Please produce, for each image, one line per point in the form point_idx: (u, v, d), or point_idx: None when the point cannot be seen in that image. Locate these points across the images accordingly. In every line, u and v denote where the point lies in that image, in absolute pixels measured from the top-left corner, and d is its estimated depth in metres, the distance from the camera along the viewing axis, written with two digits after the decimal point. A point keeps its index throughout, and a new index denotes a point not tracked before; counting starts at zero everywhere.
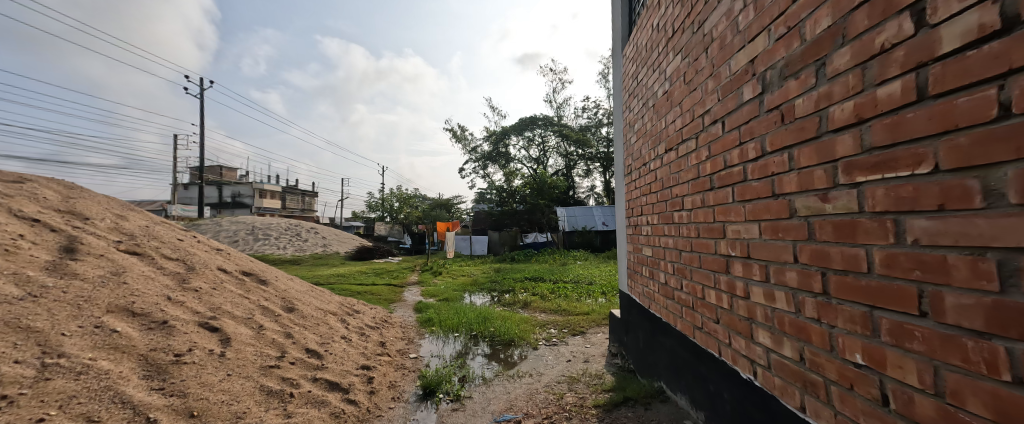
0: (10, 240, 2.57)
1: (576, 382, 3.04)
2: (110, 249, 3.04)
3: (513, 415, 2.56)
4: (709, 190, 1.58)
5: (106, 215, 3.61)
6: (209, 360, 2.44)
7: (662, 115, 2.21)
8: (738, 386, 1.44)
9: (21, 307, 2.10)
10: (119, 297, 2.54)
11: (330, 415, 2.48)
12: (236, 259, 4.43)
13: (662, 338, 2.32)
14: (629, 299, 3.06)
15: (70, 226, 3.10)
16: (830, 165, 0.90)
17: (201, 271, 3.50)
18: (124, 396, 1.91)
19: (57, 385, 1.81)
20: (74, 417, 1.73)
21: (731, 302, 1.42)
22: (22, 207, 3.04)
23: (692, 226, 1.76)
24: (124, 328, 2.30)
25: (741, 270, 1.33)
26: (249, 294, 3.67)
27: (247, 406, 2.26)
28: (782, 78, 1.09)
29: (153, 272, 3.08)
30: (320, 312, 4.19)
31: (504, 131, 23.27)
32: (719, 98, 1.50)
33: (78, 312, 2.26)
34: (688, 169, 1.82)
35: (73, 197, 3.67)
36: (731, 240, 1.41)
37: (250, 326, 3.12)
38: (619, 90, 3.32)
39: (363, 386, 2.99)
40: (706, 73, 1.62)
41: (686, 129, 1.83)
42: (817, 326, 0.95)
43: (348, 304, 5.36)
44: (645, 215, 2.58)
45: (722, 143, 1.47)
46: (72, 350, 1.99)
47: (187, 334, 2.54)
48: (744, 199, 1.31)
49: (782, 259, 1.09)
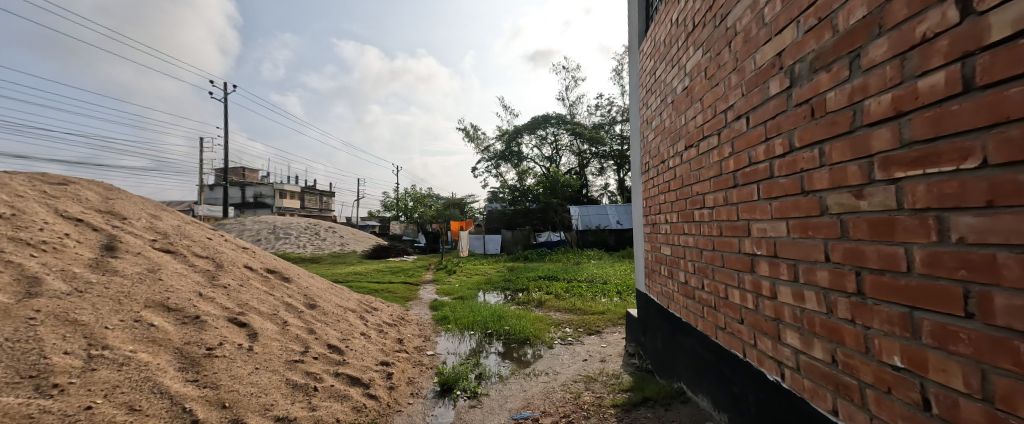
0: (57, 238, 2.72)
1: (593, 381, 3.02)
2: (147, 248, 3.20)
3: (530, 413, 2.57)
4: (732, 187, 1.55)
5: (141, 215, 3.79)
6: (238, 353, 2.54)
7: (682, 111, 2.16)
8: (763, 387, 1.41)
9: (69, 301, 2.23)
10: (155, 293, 2.67)
11: (352, 409, 2.55)
12: (261, 257, 4.60)
13: (682, 339, 2.29)
14: (647, 299, 3.03)
15: (110, 226, 3.28)
16: (864, 161, 0.86)
17: (228, 269, 3.64)
18: (162, 386, 2.02)
19: (102, 375, 1.92)
20: (118, 406, 1.83)
21: (756, 302, 1.38)
22: (67, 207, 3.23)
23: (714, 225, 1.72)
24: (160, 323, 2.42)
25: (768, 269, 1.30)
26: (274, 291, 3.80)
27: (274, 398, 2.35)
28: (812, 71, 1.06)
29: (185, 269, 3.23)
30: (339, 309, 4.29)
31: (517, 130, 23.26)
32: (743, 93, 1.46)
33: (118, 306, 2.39)
34: (710, 166, 1.77)
35: (111, 197, 3.88)
36: (756, 239, 1.37)
37: (275, 321, 3.23)
38: (635, 86, 3.29)
39: (383, 382, 3.06)
40: (729, 67, 1.58)
41: (707, 125, 1.80)
42: (850, 327, 0.92)
43: (366, 301, 5.48)
44: (663, 213, 2.54)
45: (747, 139, 1.43)
46: (115, 342, 2.11)
47: (218, 329, 2.65)
48: (770, 196, 1.27)
49: (812, 258, 1.06)
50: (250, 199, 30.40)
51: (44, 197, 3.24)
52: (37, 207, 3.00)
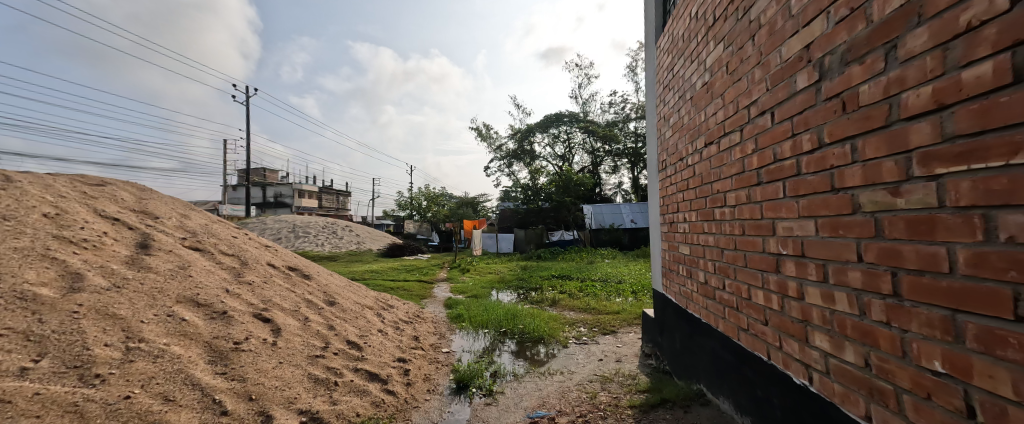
0: (97, 237, 2.88)
1: (609, 381, 3.00)
2: (177, 245, 3.35)
3: (546, 412, 2.57)
4: (756, 184, 1.50)
5: (172, 214, 3.97)
6: (263, 348, 2.63)
7: (702, 108, 2.11)
8: (789, 391, 1.37)
9: (108, 296, 2.35)
10: (186, 289, 2.79)
11: (371, 404, 2.61)
12: (282, 255, 4.74)
13: (702, 341, 2.24)
14: (664, 299, 2.98)
15: (144, 224, 3.45)
16: (901, 156, 0.82)
17: (253, 266, 3.77)
18: (193, 378, 2.11)
19: (139, 366, 2.02)
20: (154, 396, 1.93)
21: (782, 303, 1.34)
22: (105, 207, 3.40)
23: (736, 224, 1.68)
24: (191, 317, 2.53)
25: (795, 269, 1.26)
26: (295, 288, 3.91)
27: (297, 392, 2.42)
28: (843, 64, 1.02)
29: (213, 267, 3.36)
30: (357, 306, 4.39)
31: (530, 128, 23.22)
32: (767, 88, 1.42)
33: (153, 301, 2.51)
34: (731, 163, 1.73)
35: (145, 197, 4.07)
36: (781, 238, 1.33)
37: (296, 317, 3.33)
38: (652, 82, 3.23)
39: (400, 378, 3.11)
40: (753, 61, 1.53)
41: (729, 121, 1.75)
42: (885, 330, 0.88)
43: (383, 299, 5.58)
44: (681, 212, 2.50)
45: (772, 135, 1.38)
46: (150, 335, 2.22)
47: (244, 324, 2.75)
48: (797, 194, 1.23)
49: (844, 258, 1.02)
50: (271, 198, 31.36)
51: (84, 197, 3.42)
52: (78, 207, 3.17)
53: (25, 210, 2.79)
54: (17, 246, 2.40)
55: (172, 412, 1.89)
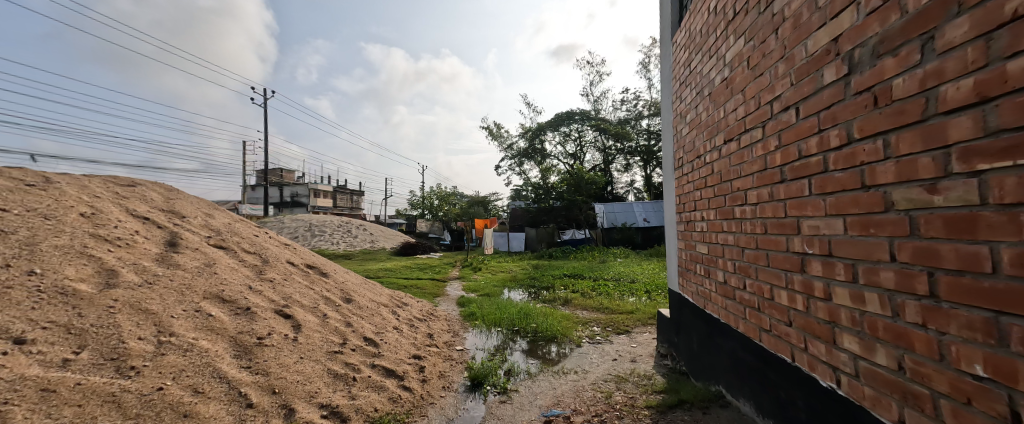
0: (129, 235, 3.01)
1: (624, 381, 2.97)
2: (203, 243, 3.47)
3: (560, 410, 2.57)
4: (779, 182, 1.47)
5: (197, 214, 4.12)
6: (284, 343, 2.71)
7: (721, 104, 2.07)
8: (815, 394, 1.33)
9: (141, 292, 2.46)
10: (212, 286, 2.90)
11: (389, 399, 2.66)
12: (301, 253, 4.86)
13: (721, 341, 2.19)
14: (680, 299, 2.94)
15: (172, 223, 3.59)
16: (939, 152, 0.79)
17: (274, 264, 3.89)
18: (220, 372, 2.19)
19: (170, 359, 2.11)
20: (185, 387, 2.01)
21: (807, 303, 1.31)
22: (136, 207, 3.55)
23: (758, 223, 1.65)
24: (217, 313, 2.63)
25: (821, 269, 1.22)
26: (313, 285, 4.00)
27: (317, 387, 2.48)
28: (875, 57, 0.98)
29: (236, 264, 3.48)
30: (373, 303, 4.48)
31: (541, 127, 23.15)
32: (791, 83, 1.38)
33: (182, 297, 2.62)
34: (752, 161, 1.69)
35: (172, 197, 4.23)
36: (807, 237, 1.30)
37: (315, 314, 3.41)
38: (668, 79, 3.19)
39: (416, 374, 3.16)
40: (776, 55, 1.49)
41: (750, 117, 1.72)
42: (921, 332, 0.85)
43: (397, 297, 5.67)
44: (699, 211, 2.46)
45: (796, 131, 1.35)
46: (180, 330, 2.31)
47: (266, 320, 2.84)
48: (824, 192, 1.20)
49: (875, 258, 0.99)
50: (288, 198, 32.15)
51: (117, 197, 3.58)
52: (111, 207, 3.32)
53: (64, 210, 2.94)
54: (57, 244, 2.52)
55: (201, 404, 1.96)
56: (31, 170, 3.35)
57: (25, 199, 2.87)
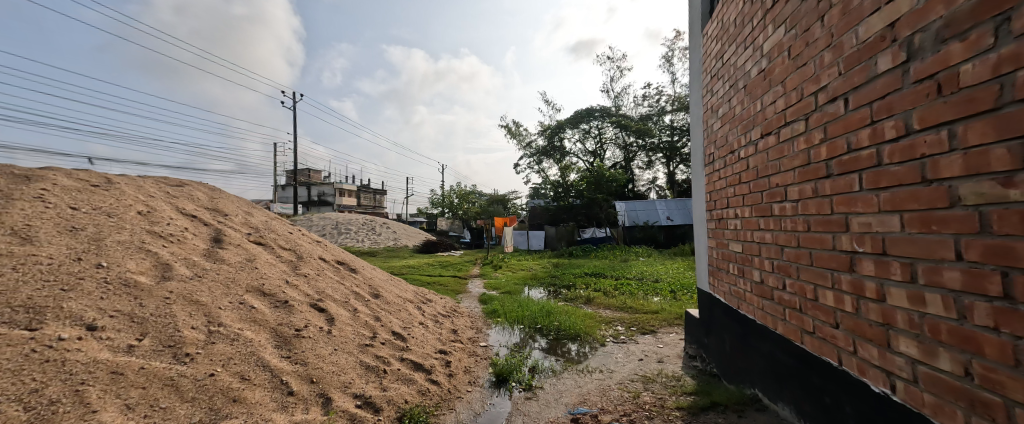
0: (180, 232, 3.23)
1: (652, 382, 2.93)
2: (244, 240, 3.68)
3: (587, 409, 2.56)
4: (824, 177, 1.40)
5: (238, 212, 4.37)
6: (320, 335, 2.83)
7: (758, 97, 1.98)
8: (865, 399, 1.27)
9: (193, 284, 2.64)
10: (253, 280, 3.07)
11: (418, 392, 2.73)
12: (331, 249, 5.06)
13: (757, 343, 2.12)
14: (711, 299, 2.86)
15: (216, 221, 3.82)
16: (1015, 143, 0.73)
17: (307, 260, 4.07)
18: (264, 360, 2.33)
19: (220, 348, 2.25)
20: (233, 374, 2.14)
21: (857, 304, 1.25)
22: (185, 205, 3.80)
23: (800, 220, 1.58)
24: (258, 306, 2.79)
25: (874, 268, 1.16)
26: (344, 281, 4.16)
27: (351, 377, 2.58)
28: (939, 42, 0.92)
29: (274, 260, 3.67)
30: (399, 299, 4.61)
31: (560, 125, 22.97)
32: (840, 72, 1.31)
33: (228, 290, 2.79)
34: (793, 155, 1.62)
35: (215, 196, 4.51)
36: (857, 234, 1.23)
37: (347, 308, 3.54)
38: (697, 72, 3.09)
39: (443, 369, 3.23)
40: (822, 44, 1.42)
41: (791, 110, 1.64)
42: (993, 336, 0.79)
43: (421, 293, 5.80)
44: (732, 207, 2.38)
45: (845, 123, 1.28)
46: (227, 321, 2.47)
47: (303, 313, 2.98)
48: (877, 187, 1.13)
49: (938, 257, 0.93)
50: (316, 197, 33.42)
51: (168, 196, 3.84)
52: (164, 205, 3.58)
53: (124, 208, 3.18)
54: (119, 239, 2.75)
55: (248, 390, 2.09)
56: (94, 171, 3.65)
57: (92, 198, 3.13)
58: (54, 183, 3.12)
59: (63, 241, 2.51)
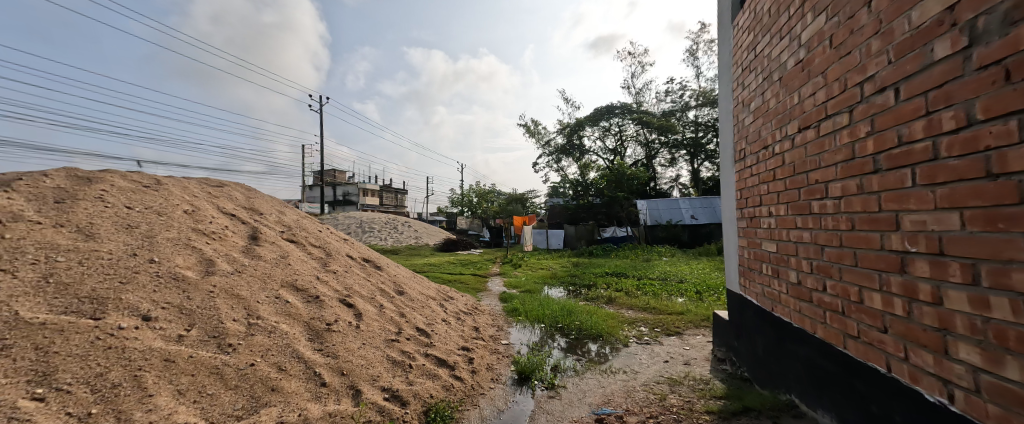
0: (220, 230, 3.43)
1: (679, 384, 2.86)
2: (277, 238, 3.86)
3: (612, 409, 2.52)
4: (872, 172, 1.32)
5: (272, 211, 4.58)
6: (349, 330, 2.94)
7: (795, 89, 1.89)
8: (918, 409, 1.19)
9: (233, 279, 2.80)
10: (287, 275, 3.22)
11: (442, 387, 2.78)
12: (357, 247, 5.23)
13: (793, 347, 2.03)
14: (742, 300, 2.76)
15: (252, 220, 4.03)
16: None
17: (336, 257, 4.22)
18: (298, 352, 2.44)
19: (259, 340, 2.38)
20: (271, 364, 2.26)
21: (909, 307, 1.17)
22: (225, 205, 4.03)
23: (843, 218, 1.49)
24: (292, 300, 2.92)
25: (929, 270, 1.08)
26: (370, 277, 4.29)
27: (379, 371, 2.66)
28: (1006, 25, 0.84)
29: (305, 257, 3.83)
30: (423, 296, 4.70)
31: (580, 122, 22.71)
32: (889, 60, 1.23)
33: (264, 285, 2.94)
34: (836, 150, 1.53)
35: (251, 196, 4.75)
36: (909, 233, 1.15)
37: (373, 304, 3.65)
38: (727, 64, 2.98)
39: (466, 365, 3.27)
40: (869, 31, 1.33)
41: (833, 102, 1.56)
42: None
43: (443, 290, 5.89)
44: (765, 205, 2.28)
45: (896, 115, 1.20)
46: (264, 314, 2.61)
47: (333, 308, 3.10)
48: (933, 182, 1.05)
49: (1004, 258, 0.85)
50: (341, 197, 34.55)
51: (209, 196, 4.08)
52: (206, 205, 3.80)
53: (172, 207, 3.41)
54: (168, 237, 2.94)
55: (285, 380, 2.20)
56: (144, 173, 3.92)
57: (144, 198, 3.37)
58: (111, 184, 3.38)
59: (120, 238, 2.72)
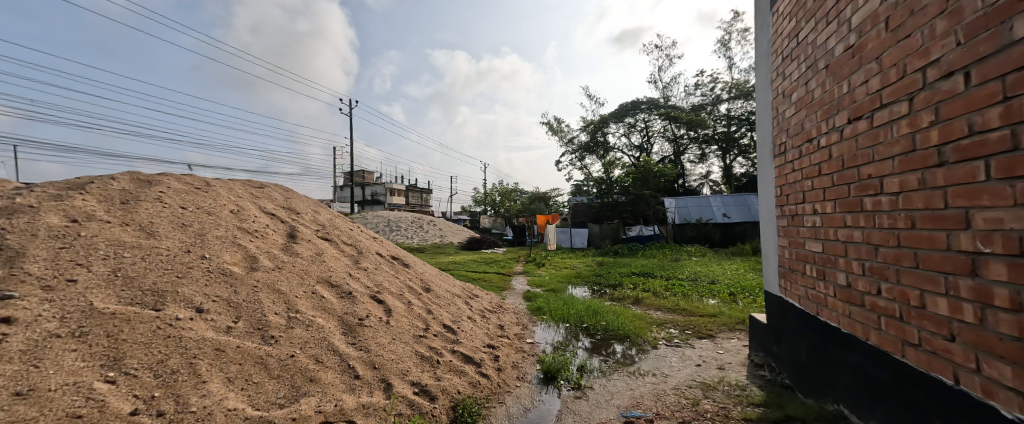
0: (262, 228, 3.64)
1: (713, 389, 2.75)
2: (313, 236, 4.05)
3: (641, 412, 2.46)
4: (936, 166, 1.20)
5: (307, 210, 4.81)
6: (380, 325, 3.04)
7: (844, 77, 1.76)
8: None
9: (274, 275, 2.97)
10: (322, 272, 3.38)
11: (469, 383, 2.83)
12: (386, 245, 5.39)
13: (842, 354, 1.90)
14: (782, 303, 2.61)
15: (290, 219, 4.25)
16: None
17: (366, 255, 4.38)
18: (334, 346, 2.55)
19: (299, 333, 2.51)
20: (310, 356, 2.38)
21: (981, 314, 1.06)
22: (265, 204, 4.27)
23: (901, 216, 1.37)
24: (327, 296, 3.06)
25: (1005, 273, 0.97)
26: (398, 275, 4.42)
27: (409, 366, 2.73)
28: None
29: (338, 254, 3.99)
30: (449, 293, 4.78)
31: (604, 119, 22.27)
32: (958, 42, 1.11)
33: (302, 280, 3.10)
34: (893, 141, 1.41)
35: (289, 196, 5.01)
36: (982, 233, 1.04)
37: (402, 300, 3.76)
38: (765, 53, 2.82)
39: (491, 363, 3.30)
40: (932, 11, 1.22)
41: (890, 90, 1.43)
42: None
43: (468, 288, 5.98)
44: (809, 202, 2.14)
45: (966, 102, 1.08)
46: (302, 308, 2.75)
47: (365, 304, 3.22)
48: (1011, 176, 0.95)
49: None
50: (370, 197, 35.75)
51: (252, 196, 4.34)
52: (249, 205, 4.05)
53: (219, 207, 3.66)
54: (217, 235, 3.16)
55: (322, 371, 2.30)
56: (195, 176, 4.23)
57: (196, 199, 3.64)
58: (167, 186, 3.67)
59: (176, 235, 2.95)
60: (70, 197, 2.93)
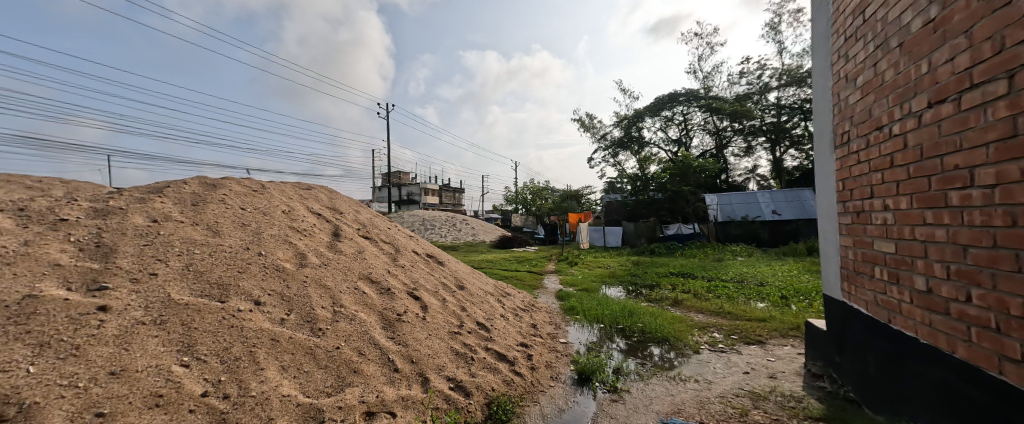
0: (309, 227, 3.89)
1: (763, 399, 2.57)
2: (355, 234, 4.27)
3: (682, 420, 2.36)
4: None
5: (349, 210, 5.08)
6: (417, 321, 3.15)
7: (923, 56, 1.56)
8: None
9: (321, 271, 3.16)
10: (363, 269, 3.55)
11: (502, 381, 2.85)
12: (421, 243, 5.56)
13: (920, 368, 1.69)
14: (845, 309, 2.38)
15: (334, 218, 4.50)
16: None
17: (403, 253, 4.54)
18: (375, 339, 2.67)
19: (343, 326, 2.66)
20: (354, 348, 2.51)
21: None
22: (312, 205, 4.56)
23: (998, 212, 1.19)
24: (368, 292, 3.21)
25: None
26: (434, 272, 4.55)
27: (444, 362, 2.80)
28: None
29: (378, 252, 4.17)
30: (482, 291, 4.85)
31: (639, 113, 21.47)
32: None
33: (346, 276, 3.28)
34: (988, 126, 1.23)
35: (333, 197, 5.32)
36: None
37: (437, 297, 3.86)
38: (824, 34, 2.57)
39: (525, 361, 3.31)
40: None
41: (983, 67, 1.24)
42: None
43: (500, 286, 6.02)
44: (878, 198, 1.93)
45: None
46: (346, 303, 2.91)
47: (402, 300, 3.34)
48: None
49: None
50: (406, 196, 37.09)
51: (300, 197, 4.65)
52: (298, 205, 4.35)
53: (273, 208, 3.95)
54: (272, 233, 3.43)
55: (365, 364, 2.42)
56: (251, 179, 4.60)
57: (253, 200, 3.95)
58: (229, 188, 4.02)
59: (237, 234, 3.23)
60: (151, 200, 3.31)
